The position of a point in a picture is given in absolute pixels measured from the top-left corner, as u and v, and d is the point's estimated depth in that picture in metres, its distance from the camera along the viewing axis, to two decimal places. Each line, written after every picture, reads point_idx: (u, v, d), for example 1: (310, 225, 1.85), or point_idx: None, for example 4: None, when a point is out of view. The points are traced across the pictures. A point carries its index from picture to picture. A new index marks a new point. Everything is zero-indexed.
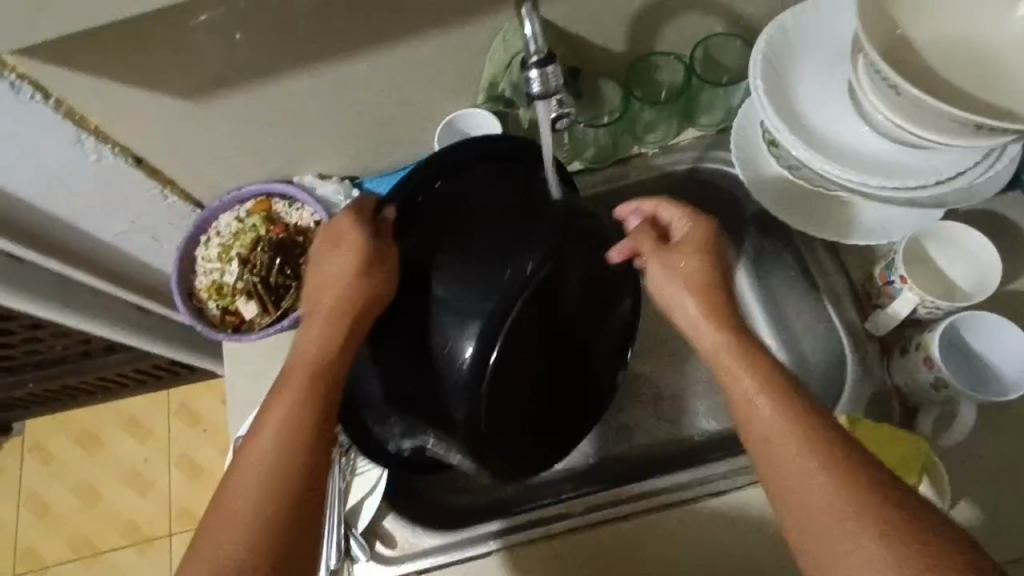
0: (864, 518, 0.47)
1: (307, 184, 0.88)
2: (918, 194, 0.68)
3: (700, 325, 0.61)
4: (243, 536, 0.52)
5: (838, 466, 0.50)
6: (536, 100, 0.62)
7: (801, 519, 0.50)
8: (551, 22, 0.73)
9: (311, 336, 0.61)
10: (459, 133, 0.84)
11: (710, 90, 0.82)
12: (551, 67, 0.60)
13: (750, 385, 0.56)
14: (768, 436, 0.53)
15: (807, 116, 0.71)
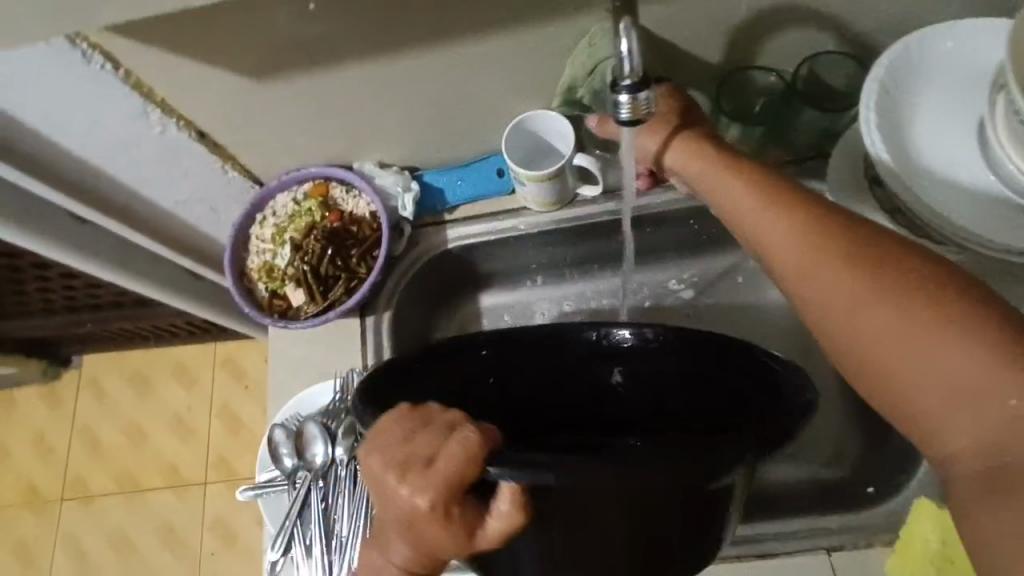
0: (896, 289, 0.50)
1: (366, 171, 0.85)
2: None
3: (689, 158, 0.68)
4: None
5: (834, 249, 0.54)
6: (623, 125, 0.57)
7: (818, 311, 0.54)
8: (644, 26, 0.67)
9: (437, 540, 0.47)
10: (528, 133, 0.79)
11: (812, 111, 0.74)
12: (643, 93, 0.54)
13: (786, 226, 0.57)
14: (771, 240, 0.58)
15: (922, 160, 0.63)
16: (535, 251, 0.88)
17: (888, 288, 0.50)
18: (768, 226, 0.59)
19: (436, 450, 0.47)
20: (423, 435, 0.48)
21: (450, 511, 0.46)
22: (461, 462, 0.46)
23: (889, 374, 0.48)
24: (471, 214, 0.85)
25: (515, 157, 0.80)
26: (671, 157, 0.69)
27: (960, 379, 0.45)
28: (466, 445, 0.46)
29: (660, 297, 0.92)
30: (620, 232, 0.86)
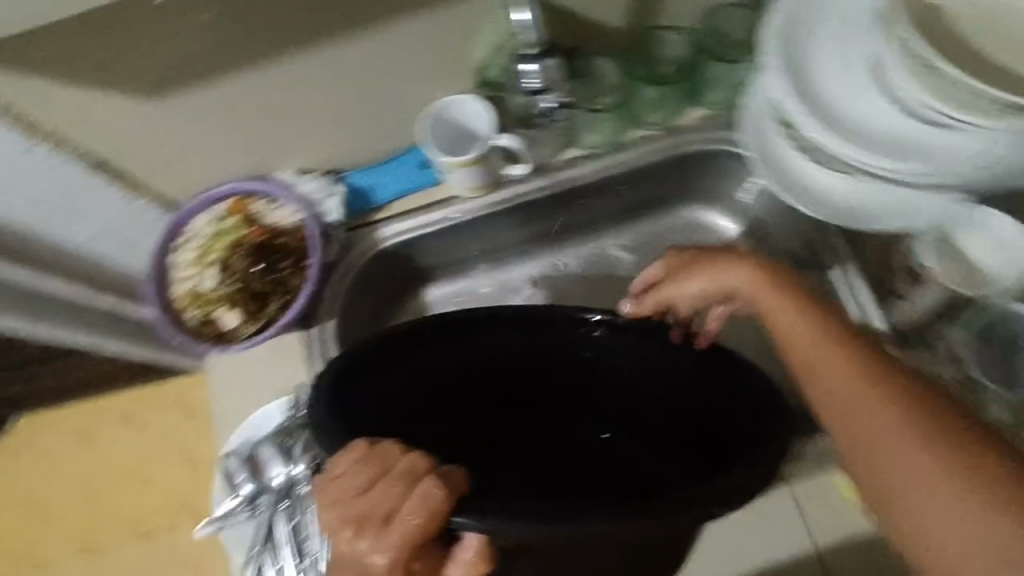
0: (952, 456, 0.45)
1: (285, 180, 0.81)
2: (943, 179, 0.62)
3: (730, 280, 0.63)
4: None
5: (906, 424, 0.47)
6: None
7: (852, 451, 0.49)
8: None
9: None
10: (451, 121, 0.77)
11: (715, 66, 0.78)
12: None
13: (805, 327, 0.57)
14: (800, 352, 0.56)
15: (826, 95, 0.65)
16: (473, 237, 0.87)
17: (944, 439, 0.46)
18: (804, 349, 0.56)
19: (394, 504, 0.46)
20: (382, 485, 0.47)
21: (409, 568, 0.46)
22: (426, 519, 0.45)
23: (942, 462, 0.45)
24: (402, 210, 0.83)
25: (433, 144, 0.77)
26: (707, 292, 0.64)
27: (927, 492, 0.45)
28: (428, 503, 0.45)
29: (605, 266, 0.92)
30: (554, 207, 0.85)
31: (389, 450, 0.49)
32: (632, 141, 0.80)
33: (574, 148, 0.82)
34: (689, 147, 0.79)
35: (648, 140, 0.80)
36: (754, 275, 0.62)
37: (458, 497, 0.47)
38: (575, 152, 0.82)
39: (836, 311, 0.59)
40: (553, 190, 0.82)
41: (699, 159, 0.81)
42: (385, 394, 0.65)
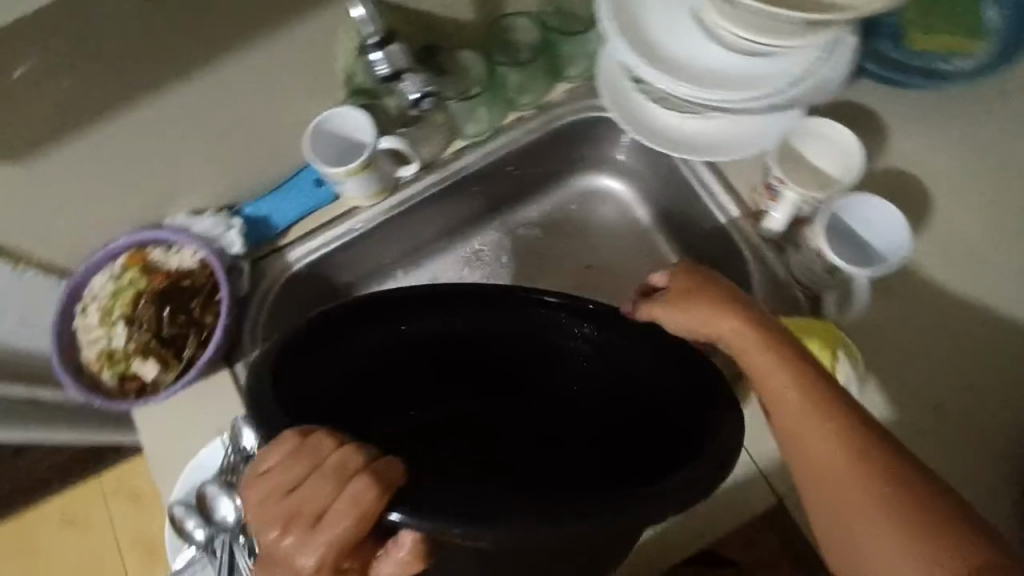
0: (905, 527, 0.47)
1: (180, 224, 0.81)
2: (777, 99, 0.70)
3: (722, 329, 0.58)
4: None
5: (888, 507, 0.48)
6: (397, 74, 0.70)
7: (835, 537, 0.50)
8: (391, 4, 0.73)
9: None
10: (333, 134, 0.80)
11: (567, 42, 0.85)
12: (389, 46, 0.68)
13: (786, 382, 0.53)
14: (797, 434, 0.52)
15: (663, 47, 0.71)
16: (383, 243, 0.89)
17: (920, 541, 0.46)
18: (803, 431, 0.52)
19: (324, 502, 0.44)
20: (312, 481, 0.44)
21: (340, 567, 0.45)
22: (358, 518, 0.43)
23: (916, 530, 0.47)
24: (307, 230, 0.84)
25: (319, 159, 0.79)
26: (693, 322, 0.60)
27: None
28: (358, 504, 0.43)
29: (516, 246, 0.96)
30: (454, 199, 0.89)
31: (322, 441, 0.46)
32: (510, 124, 0.86)
33: (458, 140, 0.86)
34: (561, 118, 0.86)
35: (523, 121, 0.86)
36: (751, 333, 0.57)
37: (392, 494, 0.44)
38: (460, 143, 0.86)
39: (841, 396, 0.53)
40: (446, 181, 0.86)
41: (576, 129, 0.88)
42: (331, 394, 0.61)
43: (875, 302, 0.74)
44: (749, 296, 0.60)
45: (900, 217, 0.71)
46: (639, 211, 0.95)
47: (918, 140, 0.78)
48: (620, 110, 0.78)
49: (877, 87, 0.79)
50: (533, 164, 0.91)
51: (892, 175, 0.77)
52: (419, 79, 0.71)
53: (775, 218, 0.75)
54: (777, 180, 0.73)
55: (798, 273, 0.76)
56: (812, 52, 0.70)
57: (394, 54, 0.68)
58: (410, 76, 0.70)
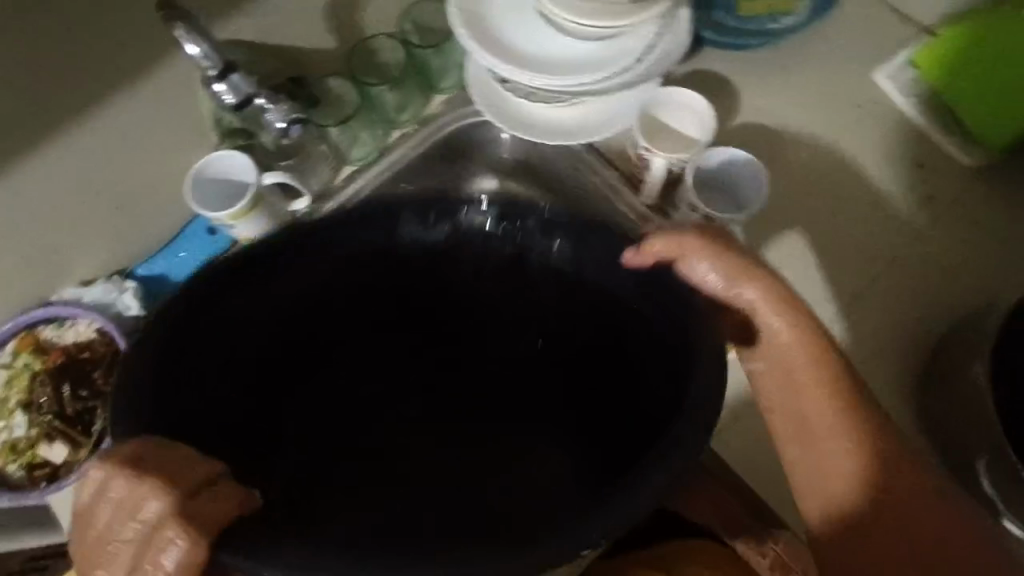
0: (915, 539, 0.57)
1: (69, 297, 0.77)
2: (629, 75, 0.76)
3: (770, 325, 0.59)
4: None
5: (903, 531, 0.57)
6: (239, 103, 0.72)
7: (841, 547, 0.59)
8: (239, 41, 0.80)
9: None
10: (214, 179, 0.80)
11: (433, 55, 0.88)
12: (231, 76, 0.70)
13: (833, 423, 0.58)
14: (830, 464, 0.58)
15: (517, 45, 0.76)
16: None
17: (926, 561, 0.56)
18: (838, 462, 0.58)
19: (148, 528, 0.41)
20: (134, 503, 0.41)
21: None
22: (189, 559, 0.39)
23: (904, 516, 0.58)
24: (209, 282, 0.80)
25: (205, 206, 0.78)
26: (727, 287, 0.59)
27: None
28: (191, 528, 0.40)
29: None
30: None
31: (137, 475, 0.40)
32: (394, 140, 0.87)
33: (348, 166, 0.87)
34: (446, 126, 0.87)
35: (408, 135, 0.87)
36: (790, 335, 0.58)
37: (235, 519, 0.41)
38: (348, 167, 0.87)
39: (872, 418, 0.59)
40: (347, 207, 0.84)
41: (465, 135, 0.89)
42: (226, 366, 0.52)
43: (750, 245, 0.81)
44: (791, 291, 0.59)
45: (754, 161, 0.80)
46: None
47: (760, 93, 0.86)
48: (493, 110, 0.82)
49: (717, 54, 0.87)
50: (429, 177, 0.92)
51: (743, 129, 0.85)
52: (282, 108, 0.74)
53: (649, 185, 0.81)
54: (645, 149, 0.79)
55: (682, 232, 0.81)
56: (655, 30, 0.76)
57: (237, 82, 0.71)
58: (270, 104, 0.73)
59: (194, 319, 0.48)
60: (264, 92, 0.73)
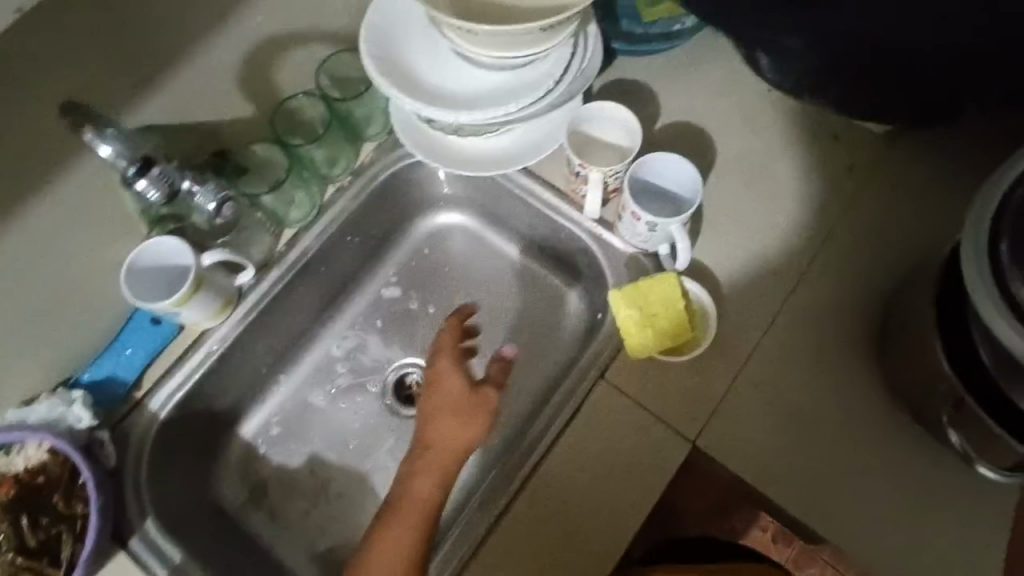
0: None
1: (13, 419, 0.73)
2: (551, 99, 0.78)
3: None
4: (429, 490, 0.79)
5: None
6: (158, 198, 0.72)
7: None
8: (153, 123, 0.75)
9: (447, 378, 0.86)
10: (146, 270, 0.77)
11: (356, 104, 0.88)
12: (152, 170, 0.70)
13: None
14: None
15: (433, 84, 0.77)
16: (252, 347, 0.90)
17: None
18: None
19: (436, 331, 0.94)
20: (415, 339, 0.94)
21: (434, 429, 0.83)
22: (459, 407, 0.84)
23: None
24: (159, 374, 0.81)
25: (144, 296, 0.76)
26: None
27: None
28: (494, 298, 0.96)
29: (382, 308, 1.02)
30: (299, 287, 0.92)
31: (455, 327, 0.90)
32: (332, 196, 0.88)
33: (287, 229, 0.86)
34: (378, 176, 0.89)
35: (344, 190, 0.88)
36: None
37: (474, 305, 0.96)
38: (289, 231, 0.86)
39: None
40: (292, 271, 0.86)
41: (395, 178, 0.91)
42: None
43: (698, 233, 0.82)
44: None
45: (693, 172, 0.78)
46: (492, 237, 1.03)
47: (680, 88, 0.89)
48: (425, 151, 0.83)
49: (632, 59, 0.90)
50: (367, 223, 0.96)
51: (674, 126, 0.87)
52: (211, 188, 0.76)
53: (591, 200, 0.83)
54: (579, 167, 0.80)
55: (629, 237, 0.82)
56: (565, 48, 0.77)
57: (157, 177, 0.70)
58: (199, 186, 0.75)
59: None
60: (188, 176, 0.75)
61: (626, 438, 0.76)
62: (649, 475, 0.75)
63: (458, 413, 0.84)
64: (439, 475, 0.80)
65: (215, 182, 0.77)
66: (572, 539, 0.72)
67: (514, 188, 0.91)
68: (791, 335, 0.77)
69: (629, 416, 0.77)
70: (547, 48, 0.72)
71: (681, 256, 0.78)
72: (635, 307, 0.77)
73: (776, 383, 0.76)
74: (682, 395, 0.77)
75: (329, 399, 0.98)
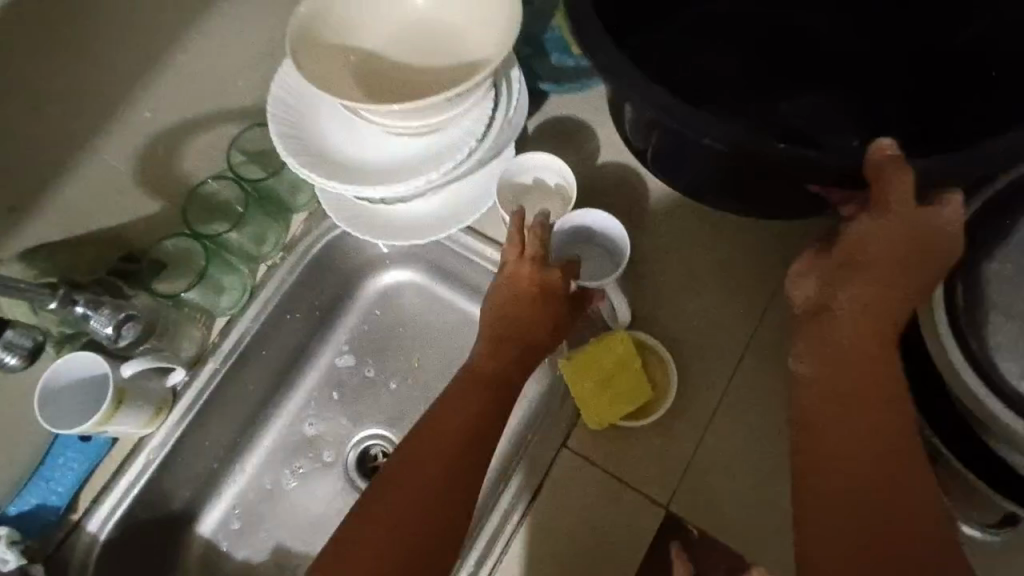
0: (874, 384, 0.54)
1: None
2: (476, 158, 0.72)
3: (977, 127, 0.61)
4: (424, 499, 0.60)
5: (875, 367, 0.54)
6: (25, 367, 0.61)
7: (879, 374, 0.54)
8: (38, 247, 0.70)
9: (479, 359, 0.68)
10: (60, 391, 0.72)
11: (274, 177, 0.83)
12: (8, 333, 0.60)
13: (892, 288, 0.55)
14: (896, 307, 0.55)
15: (349, 158, 0.72)
16: (197, 445, 0.84)
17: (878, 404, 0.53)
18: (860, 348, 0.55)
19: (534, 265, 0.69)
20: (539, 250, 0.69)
21: (459, 411, 0.65)
22: (538, 321, 0.68)
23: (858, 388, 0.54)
24: (94, 493, 0.76)
25: (58, 421, 0.71)
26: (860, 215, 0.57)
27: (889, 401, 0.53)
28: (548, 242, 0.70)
29: (336, 379, 0.94)
30: (242, 373, 0.85)
31: (539, 223, 0.69)
32: (264, 275, 0.82)
33: (218, 319, 0.82)
34: (310, 250, 0.83)
35: (274, 268, 0.82)
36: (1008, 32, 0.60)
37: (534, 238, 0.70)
38: (221, 320, 0.81)
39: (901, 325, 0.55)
40: (227, 363, 0.80)
41: (328, 247, 0.85)
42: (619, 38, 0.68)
43: (645, 279, 0.79)
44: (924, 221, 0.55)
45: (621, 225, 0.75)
46: (445, 293, 0.95)
47: None
48: (355, 223, 0.78)
49: (565, 96, 0.85)
50: (310, 294, 0.90)
51: (615, 163, 0.83)
52: (106, 313, 0.69)
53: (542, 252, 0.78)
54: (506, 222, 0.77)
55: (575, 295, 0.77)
56: (486, 102, 0.71)
57: (15, 340, 0.60)
58: (92, 312, 0.68)
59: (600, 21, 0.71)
60: (83, 297, 0.68)
61: (596, 511, 0.71)
62: (624, 551, 0.70)
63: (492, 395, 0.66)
64: (444, 470, 0.61)
65: (113, 302, 0.70)
66: None
67: (457, 246, 0.86)
68: (753, 381, 0.74)
69: (597, 486, 0.72)
70: (459, 110, 0.67)
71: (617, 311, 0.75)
72: (590, 373, 0.73)
73: (746, 435, 0.72)
74: (648, 459, 0.72)
75: (288, 483, 0.90)
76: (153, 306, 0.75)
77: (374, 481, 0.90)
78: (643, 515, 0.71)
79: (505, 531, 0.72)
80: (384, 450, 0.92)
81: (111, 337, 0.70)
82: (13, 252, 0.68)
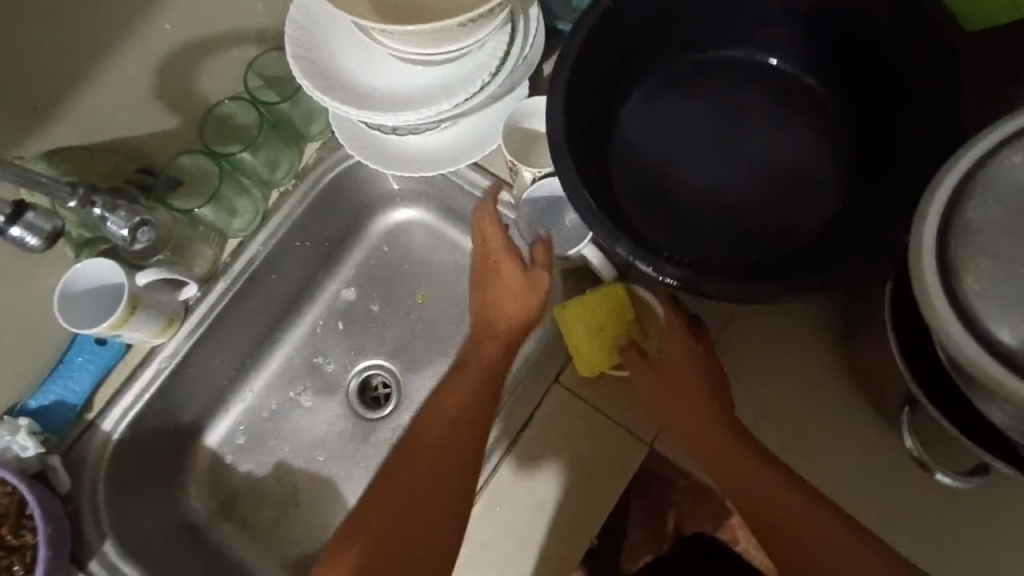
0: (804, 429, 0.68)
1: None
2: (487, 93, 0.73)
3: None
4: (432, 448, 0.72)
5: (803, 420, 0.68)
6: (44, 251, 0.64)
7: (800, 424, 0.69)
8: (59, 149, 0.73)
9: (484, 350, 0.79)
10: (82, 294, 0.76)
11: (290, 104, 0.86)
12: (29, 216, 0.62)
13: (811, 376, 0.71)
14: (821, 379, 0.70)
15: (365, 84, 0.73)
16: (207, 360, 0.87)
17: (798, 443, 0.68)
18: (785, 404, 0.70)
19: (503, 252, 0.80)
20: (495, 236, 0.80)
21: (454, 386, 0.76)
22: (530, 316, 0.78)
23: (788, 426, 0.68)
24: (109, 395, 0.81)
25: (76, 321, 0.75)
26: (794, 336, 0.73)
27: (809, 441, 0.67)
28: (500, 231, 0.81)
29: (341, 311, 0.97)
30: (253, 295, 0.88)
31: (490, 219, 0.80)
32: (277, 200, 0.85)
33: (231, 239, 0.85)
34: (322, 177, 0.86)
35: (287, 194, 0.85)
36: None
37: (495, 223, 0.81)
38: (234, 241, 0.84)
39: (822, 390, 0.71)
40: (238, 282, 0.84)
41: (335, 177, 0.87)
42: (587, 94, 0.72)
43: None
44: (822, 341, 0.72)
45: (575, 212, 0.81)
46: (454, 234, 0.97)
47: None
48: (368, 154, 0.80)
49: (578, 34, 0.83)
50: (322, 226, 0.92)
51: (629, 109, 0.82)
52: (122, 215, 0.72)
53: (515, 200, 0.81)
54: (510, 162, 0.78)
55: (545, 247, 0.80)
56: (501, 35, 0.71)
57: (34, 221, 0.63)
58: (109, 213, 0.71)
59: (594, 47, 0.71)
60: (100, 199, 0.70)
61: (581, 443, 0.74)
62: (609, 481, 0.73)
63: (467, 383, 0.76)
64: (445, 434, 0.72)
65: (129, 208, 0.73)
66: (536, 521, 0.73)
67: (464, 183, 0.87)
68: (742, 333, 0.75)
69: (583, 419, 0.75)
70: (474, 40, 0.68)
71: (599, 268, 0.77)
72: (589, 322, 0.73)
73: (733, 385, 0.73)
74: (637, 401, 0.74)
75: (291, 406, 0.94)
76: (169, 222, 0.79)
77: (373, 408, 0.94)
78: (628, 452, 0.73)
79: (493, 455, 0.75)
80: (384, 381, 0.95)
81: (128, 241, 0.72)
82: (32, 154, 0.72)
